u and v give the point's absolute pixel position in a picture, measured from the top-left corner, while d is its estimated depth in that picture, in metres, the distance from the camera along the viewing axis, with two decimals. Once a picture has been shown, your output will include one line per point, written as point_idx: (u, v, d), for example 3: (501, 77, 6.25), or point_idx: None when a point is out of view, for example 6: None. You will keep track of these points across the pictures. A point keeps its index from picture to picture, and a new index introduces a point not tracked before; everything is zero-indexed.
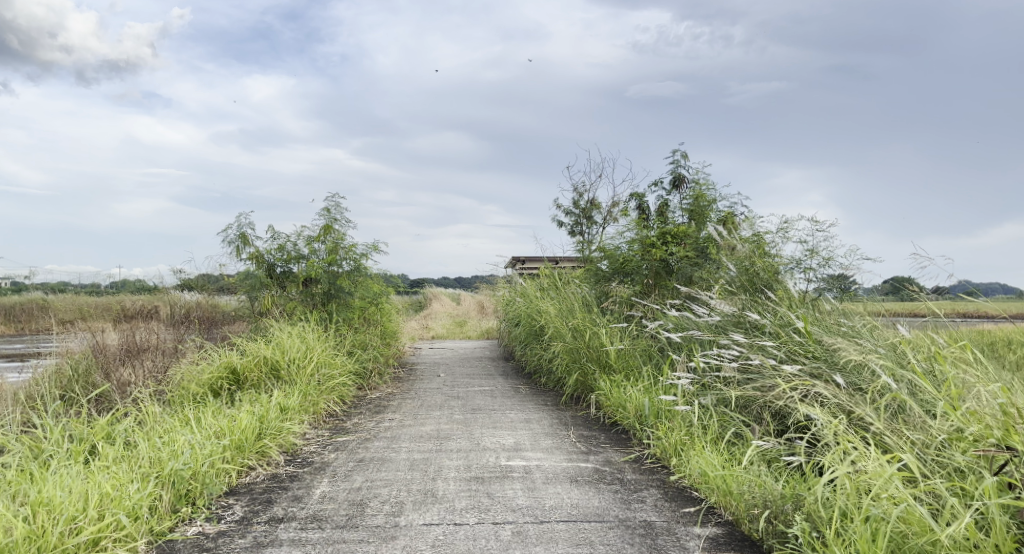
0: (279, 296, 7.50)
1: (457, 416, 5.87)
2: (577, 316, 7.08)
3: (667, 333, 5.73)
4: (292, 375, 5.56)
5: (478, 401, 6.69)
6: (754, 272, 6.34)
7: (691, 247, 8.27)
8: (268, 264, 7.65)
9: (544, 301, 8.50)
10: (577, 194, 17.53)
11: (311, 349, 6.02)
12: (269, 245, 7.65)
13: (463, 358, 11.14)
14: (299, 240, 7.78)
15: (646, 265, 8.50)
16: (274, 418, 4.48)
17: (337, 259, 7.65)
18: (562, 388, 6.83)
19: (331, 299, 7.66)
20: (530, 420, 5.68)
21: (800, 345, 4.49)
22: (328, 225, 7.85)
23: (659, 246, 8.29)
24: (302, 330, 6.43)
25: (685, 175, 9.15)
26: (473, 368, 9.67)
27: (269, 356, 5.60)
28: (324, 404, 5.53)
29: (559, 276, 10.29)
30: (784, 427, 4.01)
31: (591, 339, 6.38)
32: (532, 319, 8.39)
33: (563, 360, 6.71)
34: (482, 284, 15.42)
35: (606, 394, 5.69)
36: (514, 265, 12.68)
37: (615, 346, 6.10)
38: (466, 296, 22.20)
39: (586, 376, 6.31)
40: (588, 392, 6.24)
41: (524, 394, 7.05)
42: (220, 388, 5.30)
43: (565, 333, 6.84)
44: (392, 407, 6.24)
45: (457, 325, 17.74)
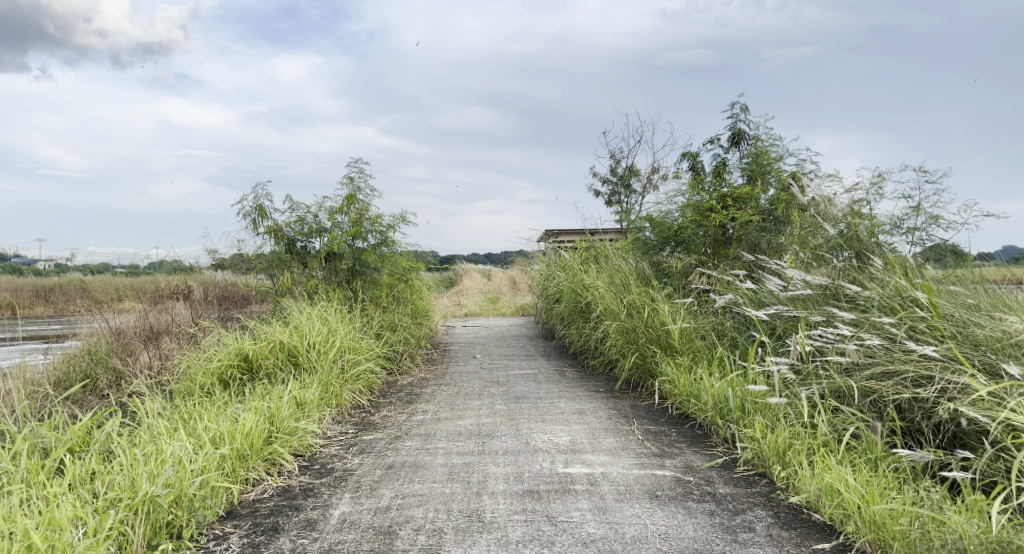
0: (299, 273, 6.80)
1: (499, 406, 5.15)
2: (632, 289, 6.24)
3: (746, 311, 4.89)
4: (311, 363, 4.88)
5: (520, 388, 5.94)
6: (843, 236, 5.46)
7: (756, 211, 7.34)
8: (287, 239, 6.93)
9: (590, 275, 7.67)
10: (614, 162, 16.50)
11: (333, 333, 5.33)
12: (287, 218, 6.94)
13: (499, 336, 10.42)
14: (320, 211, 7.02)
15: (704, 232, 7.61)
16: (287, 416, 3.79)
17: (362, 233, 6.91)
18: (616, 373, 6.04)
19: (356, 275, 6.93)
20: (584, 412, 4.91)
21: (926, 321, 3.60)
22: (351, 195, 7.09)
23: (719, 210, 7.40)
24: (324, 310, 5.75)
25: (744, 131, 8.16)
26: (511, 348, 8.93)
27: (285, 341, 4.91)
28: (349, 395, 4.85)
29: (603, 247, 9.42)
30: (924, 428, 3.19)
31: (651, 317, 5.54)
32: (577, 294, 7.55)
33: (616, 341, 5.91)
34: (516, 259, 14.62)
35: (674, 382, 4.89)
36: (550, 237, 11.83)
37: (679, 325, 5.27)
38: (499, 272, 21.45)
39: (645, 359, 5.51)
40: (648, 378, 5.44)
41: (571, 379, 6.27)
42: (231, 378, 4.66)
43: (619, 311, 6.02)
44: (426, 396, 5.56)
45: (490, 301, 17.04)
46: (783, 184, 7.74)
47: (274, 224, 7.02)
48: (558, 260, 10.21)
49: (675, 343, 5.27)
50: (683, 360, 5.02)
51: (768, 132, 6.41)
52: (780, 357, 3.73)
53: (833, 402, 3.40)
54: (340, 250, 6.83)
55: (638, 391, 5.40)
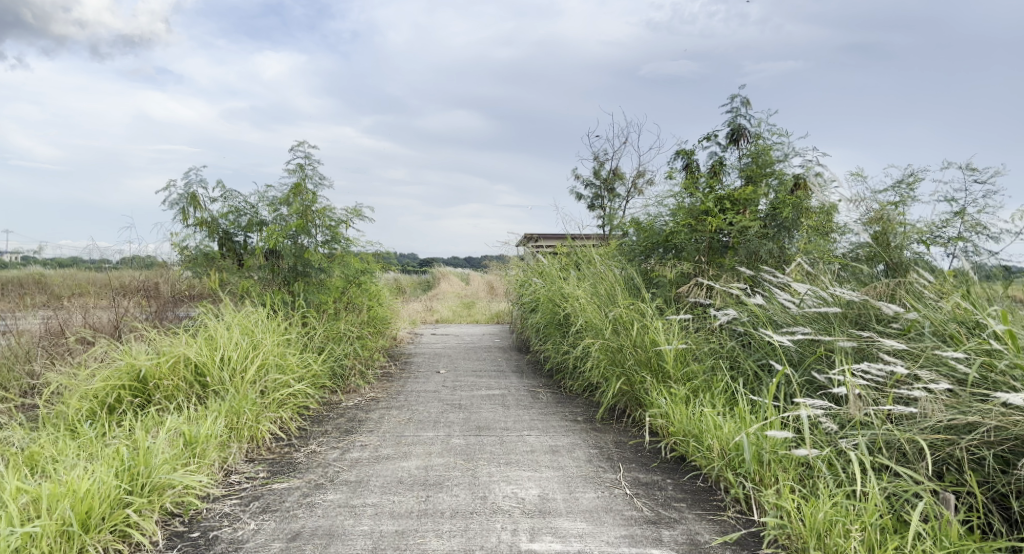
0: (230, 272, 5.79)
1: (455, 440, 4.24)
2: (621, 297, 5.36)
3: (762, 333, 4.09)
4: (223, 385, 3.87)
5: (484, 415, 5.03)
6: (869, 247, 4.68)
7: (757, 217, 6.53)
8: (221, 233, 5.95)
9: (570, 283, 6.78)
10: (597, 164, 15.72)
11: (257, 347, 4.34)
12: (222, 207, 5.96)
13: (468, 347, 9.51)
14: (259, 202, 6.03)
15: (698, 238, 6.80)
16: (161, 463, 2.79)
17: (306, 228, 5.94)
18: (597, 399, 5.18)
19: (297, 276, 5.93)
20: (558, 451, 4.03)
21: (1000, 356, 2.81)
22: (297, 184, 6.14)
23: (715, 214, 6.60)
24: (252, 318, 4.80)
25: (744, 128, 7.37)
26: (481, 361, 8.01)
27: (191, 356, 3.89)
28: (269, 426, 3.89)
29: (584, 252, 8.57)
30: (1013, 503, 2.44)
31: (637, 332, 4.66)
32: (556, 302, 6.64)
33: (599, 362, 5.05)
34: (493, 263, 13.73)
35: (669, 418, 4.05)
36: (528, 241, 10.92)
37: (674, 346, 4.42)
38: (476, 276, 20.51)
39: (634, 386, 4.64)
40: (636, 408, 4.61)
41: (544, 404, 5.37)
42: (117, 404, 3.64)
43: (603, 327, 5.13)
44: (370, 424, 4.63)
45: (463, 307, 16.11)
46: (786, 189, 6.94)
47: (206, 215, 6.03)
48: (535, 265, 9.33)
49: (669, 367, 4.42)
50: (679, 390, 4.18)
51: (770, 127, 5.46)
52: (814, 399, 2.90)
53: (887, 463, 2.60)
54: (279, 247, 5.84)
55: (626, 425, 4.53)
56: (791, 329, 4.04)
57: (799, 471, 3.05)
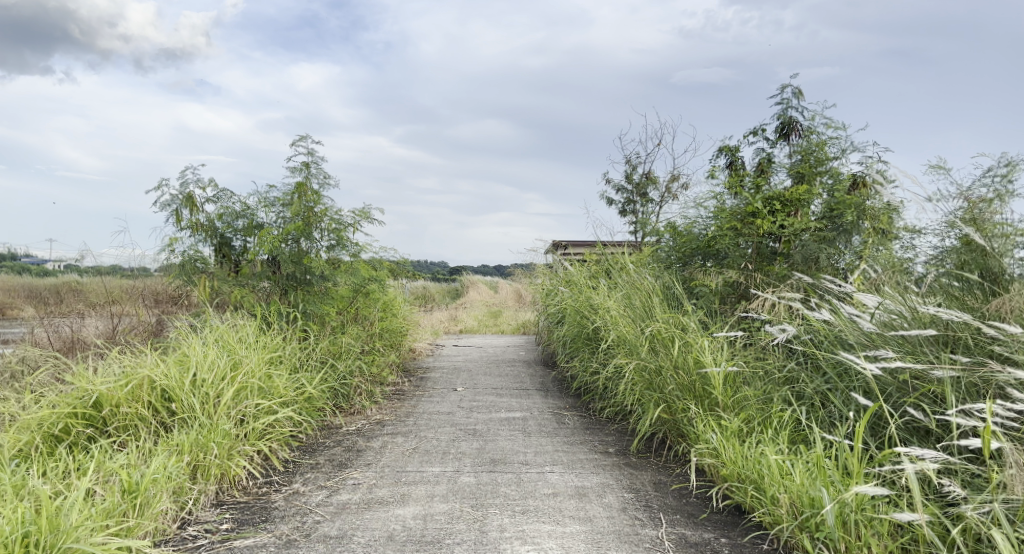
0: (223, 280, 5.25)
1: (464, 479, 3.60)
2: (658, 307, 4.67)
3: (851, 361, 3.35)
4: (191, 413, 3.29)
5: (501, 444, 4.38)
6: (958, 252, 3.90)
7: (812, 219, 5.77)
8: (217, 237, 5.46)
9: (600, 293, 6.11)
10: (630, 168, 15.04)
11: (237, 369, 3.77)
12: (218, 209, 5.47)
13: (490, 360, 8.89)
14: (258, 203, 5.52)
15: (744, 242, 6.06)
16: (75, 527, 2.22)
17: (308, 231, 5.40)
18: (632, 427, 4.48)
19: (296, 285, 5.39)
20: (585, 496, 3.36)
21: None
22: (301, 184, 5.62)
23: (764, 215, 5.84)
24: (238, 333, 4.25)
25: (795, 120, 6.60)
26: (503, 378, 7.35)
27: (157, 378, 3.32)
28: (244, 463, 3.31)
29: (616, 259, 7.88)
30: None
31: (678, 350, 3.97)
32: (584, 313, 5.96)
33: (633, 385, 4.36)
34: (520, 271, 13.10)
35: (721, 458, 3.35)
36: (555, 249, 10.25)
37: (723, 368, 3.74)
38: (504, 285, 19.90)
39: (675, 414, 3.95)
40: (679, 441, 3.92)
41: (570, 431, 4.70)
42: (63, 435, 3.07)
43: (638, 344, 4.45)
44: (369, 455, 4.02)
45: (489, 316, 15.50)
46: (846, 188, 6.15)
47: (201, 217, 5.55)
48: (563, 273, 8.66)
49: (719, 395, 3.73)
50: (731, 423, 3.49)
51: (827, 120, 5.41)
52: (927, 451, 2.19)
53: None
54: (277, 253, 5.29)
55: (666, 461, 3.84)
56: (880, 354, 3.29)
57: (899, 541, 2.36)
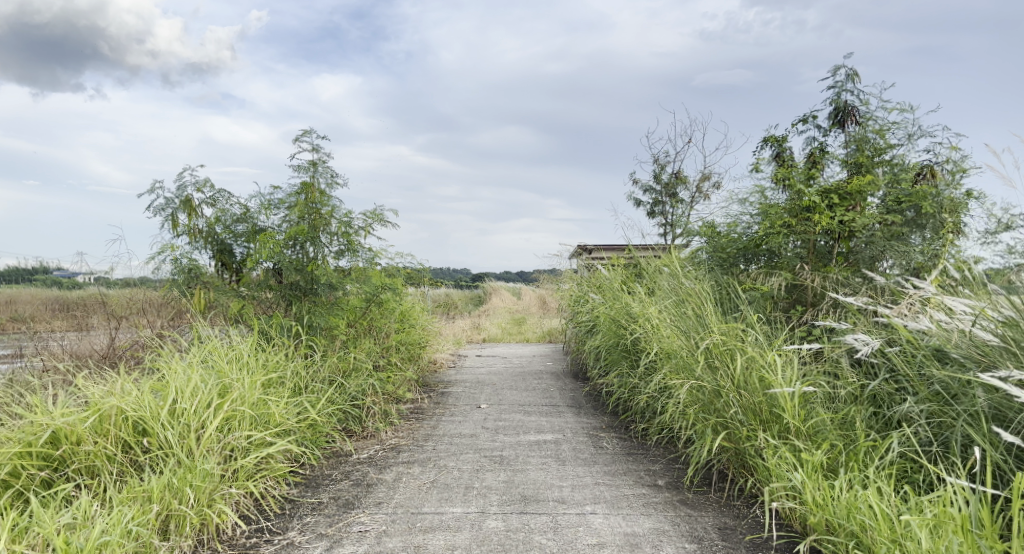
0: (220, 290, 4.76)
1: (490, 524, 3.03)
2: (708, 312, 4.04)
3: (981, 383, 2.70)
4: (164, 450, 2.82)
5: (531, 475, 3.79)
6: None
7: (879, 214, 5.09)
8: (216, 243, 5.06)
9: (637, 299, 5.49)
10: (659, 167, 14.41)
11: (225, 395, 3.28)
12: (214, 213, 5.06)
13: (516, 372, 8.31)
14: (258, 207, 5.05)
15: (797, 241, 5.39)
16: None
17: (312, 236, 4.90)
18: (684, 456, 3.86)
19: (300, 295, 4.87)
20: (637, 548, 2.76)
21: None
22: (307, 184, 5.13)
23: (821, 208, 5.10)
24: (230, 353, 3.77)
25: (852, 105, 5.71)
26: (530, 392, 6.77)
27: (128, 409, 2.88)
28: (230, 507, 2.80)
29: (650, 262, 7.26)
30: None
31: (737, 364, 3.33)
32: (620, 321, 5.35)
33: (685, 407, 3.72)
34: (546, 278, 12.53)
35: (802, 502, 2.74)
36: (582, 253, 9.65)
37: (795, 387, 3.11)
38: (527, 291, 19.33)
39: (737, 441, 3.33)
40: (744, 475, 3.30)
41: (611, 459, 4.09)
42: (12, 481, 2.63)
43: (684, 359, 3.80)
44: (380, 493, 3.47)
45: (514, 324, 14.94)
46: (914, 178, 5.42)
47: (199, 222, 5.12)
48: (592, 278, 8.07)
49: (792, 420, 3.11)
50: (813, 457, 2.87)
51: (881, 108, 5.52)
52: None
53: None
54: (278, 260, 4.78)
55: (729, 498, 3.23)
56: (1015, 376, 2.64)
57: None
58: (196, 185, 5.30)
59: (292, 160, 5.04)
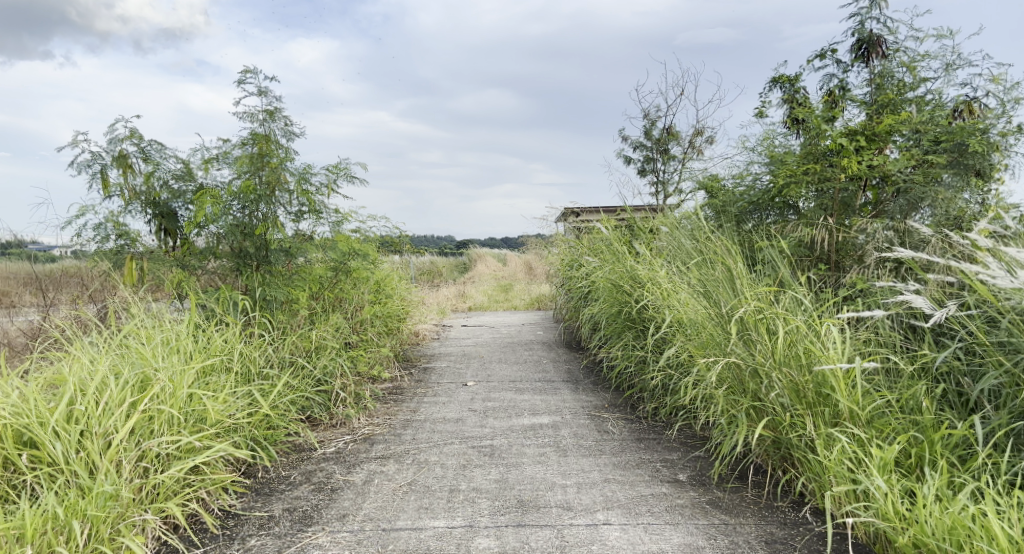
0: (155, 259, 4.01)
1: (480, 543, 2.44)
2: (732, 269, 3.36)
3: None
4: (54, 470, 2.18)
5: (528, 472, 3.20)
6: None
7: (916, 156, 4.45)
8: (151, 205, 4.28)
9: (641, 261, 4.87)
10: (648, 123, 13.68)
11: (145, 389, 2.62)
12: (148, 169, 4.30)
13: (505, 342, 7.72)
14: (198, 162, 4.30)
15: (820, 191, 4.77)
16: None
17: (262, 194, 4.19)
18: (708, 443, 3.29)
19: (250, 264, 4.18)
20: None
21: None
22: (256, 134, 4.42)
23: (849, 152, 4.46)
24: (158, 335, 3.09)
25: (880, 36, 4.93)
26: (521, 365, 6.18)
27: (7, 416, 2.22)
28: (144, 538, 2.18)
29: (648, 221, 6.62)
30: None
31: (779, 337, 2.69)
32: (622, 287, 4.72)
33: (710, 388, 3.13)
34: (533, 241, 11.87)
35: (874, 511, 2.17)
36: (572, 213, 8.97)
37: (856, 365, 2.50)
38: (514, 257, 18.67)
39: (777, 430, 2.74)
40: (788, 470, 2.73)
41: (620, 448, 3.50)
42: None
43: (706, 331, 3.19)
44: (345, 501, 2.86)
45: (500, 291, 14.32)
46: (951, 117, 4.77)
47: (131, 181, 4.33)
48: (584, 240, 7.43)
49: (850, 406, 2.51)
50: (883, 452, 2.29)
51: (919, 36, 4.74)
52: None
53: None
54: (222, 223, 4.05)
55: (769, 500, 2.66)
56: None
57: None
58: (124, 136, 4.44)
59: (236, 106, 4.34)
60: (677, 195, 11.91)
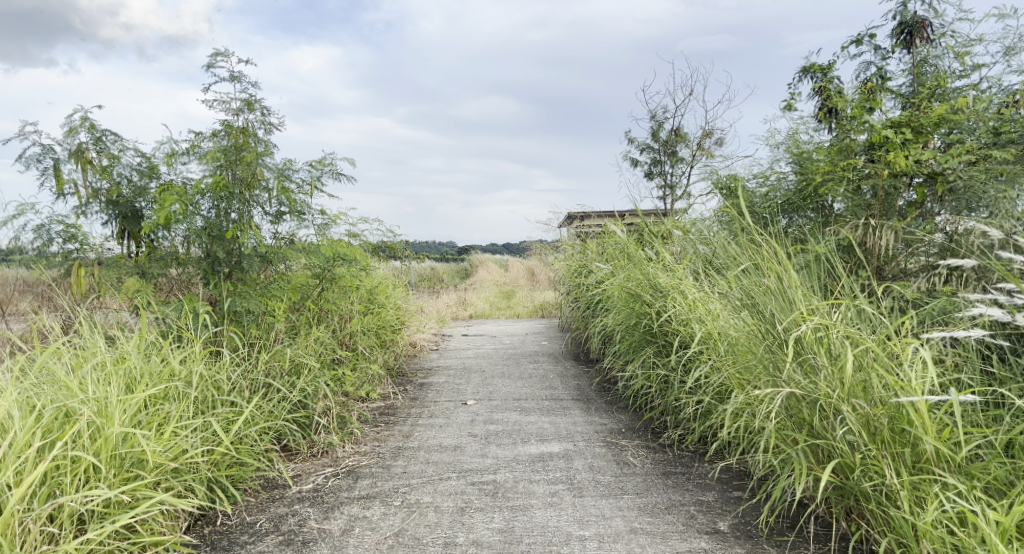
0: (110, 266, 3.51)
1: None
2: (771, 275, 2.81)
3: None
4: None
5: (538, 519, 2.69)
6: None
7: (972, 149, 3.95)
8: (108, 204, 3.77)
9: (661, 267, 4.36)
10: (655, 124, 13.21)
11: (64, 429, 2.12)
12: (106, 164, 3.81)
13: (508, 354, 7.21)
14: (160, 156, 3.80)
15: (861, 190, 4.28)
16: None
17: (234, 191, 3.69)
18: (752, 482, 2.78)
19: (220, 271, 3.67)
20: None
21: None
22: (228, 126, 3.94)
23: (895, 145, 3.97)
24: (96, 357, 2.59)
25: (924, 20, 4.39)
26: (526, 380, 5.68)
27: None
28: None
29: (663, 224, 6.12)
30: None
31: (849, 363, 2.12)
32: (640, 296, 4.21)
33: (756, 420, 2.62)
34: (535, 246, 11.37)
35: None
36: (574, 218, 8.48)
37: (951, 399, 1.97)
38: (516, 263, 18.17)
39: (844, 475, 2.22)
40: (859, 524, 2.22)
41: (644, 487, 3.00)
42: None
43: (749, 351, 2.69)
44: None
45: (502, 298, 13.81)
46: (1007, 107, 4.26)
47: (86, 177, 3.84)
48: (593, 246, 6.93)
49: (941, 450, 1.99)
50: (997, 514, 1.78)
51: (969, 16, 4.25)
52: None
53: None
54: (186, 224, 3.54)
55: None
56: None
57: None
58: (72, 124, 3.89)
59: (205, 94, 3.87)
60: (685, 198, 11.44)
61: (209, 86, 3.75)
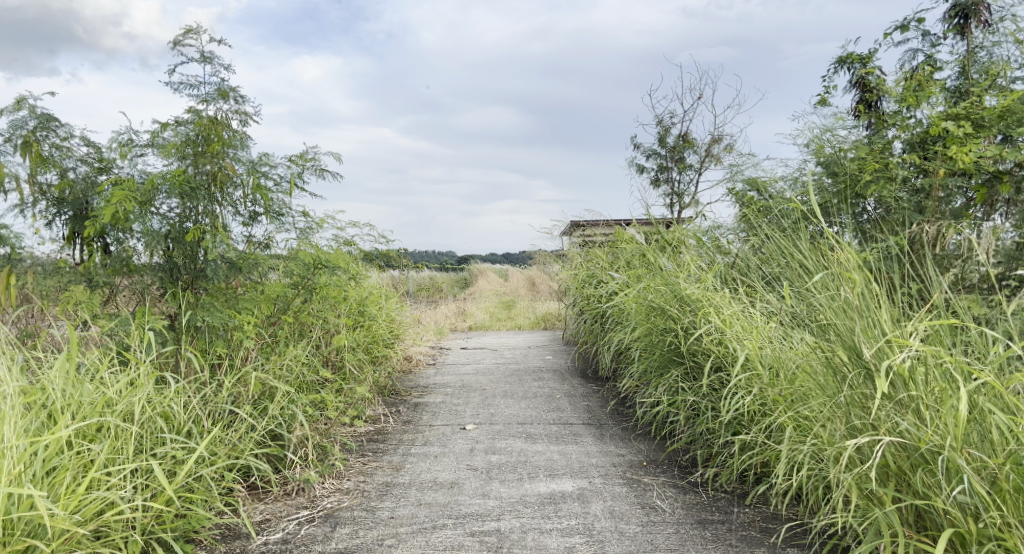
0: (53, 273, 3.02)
1: None
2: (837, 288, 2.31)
3: None
4: None
5: None
6: None
7: None
8: (56, 202, 3.29)
9: (685, 278, 3.87)
10: (662, 130, 12.79)
11: None
12: (53, 155, 3.32)
13: (511, 370, 6.71)
14: (112, 145, 3.29)
15: (914, 192, 3.81)
16: None
17: (197, 188, 3.17)
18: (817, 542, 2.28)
19: (181, 280, 3.16)
20: None
21: None
22: (196, 114, 3.46)
23: (956, 140, 3.49)
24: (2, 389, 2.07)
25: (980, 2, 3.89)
26: (531, 401, 5.17)
27: None
28: None
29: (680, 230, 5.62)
30: None
31: (964, 403, 1.59)
32: (662, 310, 3.70)
33: (824, 469, 2.12)
34: (537, 255, 10.90)
35: None
36: (577, 226, 8.00)
37: None
38: (516, 272, 17.70)
39: (952, 547, 1.71)
40: None
41: (679, 542, 2.49)
42: None
43: (816, 382, 2.19)
44: None
45: (503, 308, 13.32)
46: None
47: (31, 170, 3.35)
48: (602, 254, 6.44)
49: None
50: None
51: None
52: None
53: None
54: (140, 227, 3.01)
55: None
56: None
57: None
58: (14, 109, 3.42)
59: (170, 77, 3.39)
60: (693, 206, 10.99)
61: (172, 66, 3.28)
